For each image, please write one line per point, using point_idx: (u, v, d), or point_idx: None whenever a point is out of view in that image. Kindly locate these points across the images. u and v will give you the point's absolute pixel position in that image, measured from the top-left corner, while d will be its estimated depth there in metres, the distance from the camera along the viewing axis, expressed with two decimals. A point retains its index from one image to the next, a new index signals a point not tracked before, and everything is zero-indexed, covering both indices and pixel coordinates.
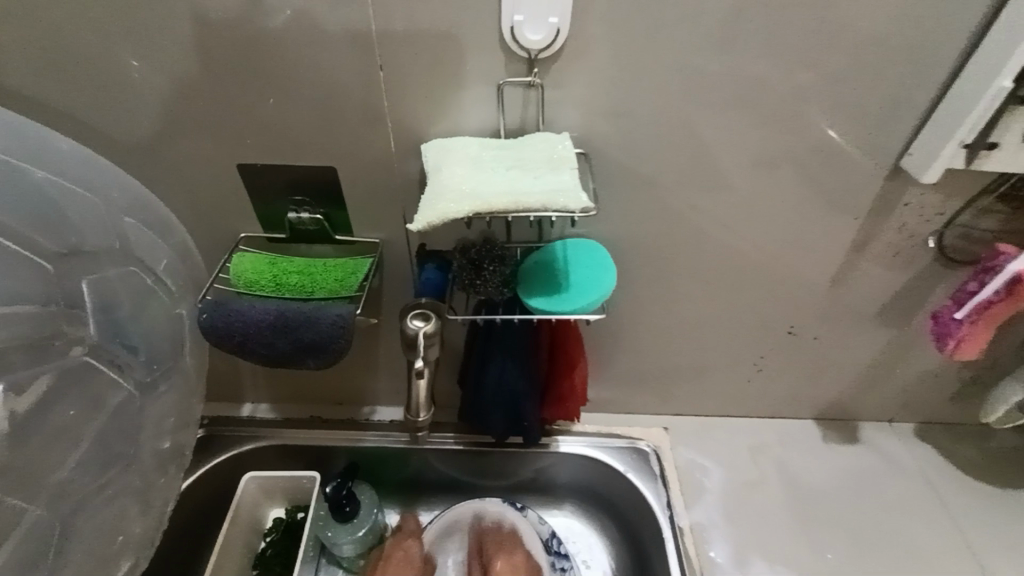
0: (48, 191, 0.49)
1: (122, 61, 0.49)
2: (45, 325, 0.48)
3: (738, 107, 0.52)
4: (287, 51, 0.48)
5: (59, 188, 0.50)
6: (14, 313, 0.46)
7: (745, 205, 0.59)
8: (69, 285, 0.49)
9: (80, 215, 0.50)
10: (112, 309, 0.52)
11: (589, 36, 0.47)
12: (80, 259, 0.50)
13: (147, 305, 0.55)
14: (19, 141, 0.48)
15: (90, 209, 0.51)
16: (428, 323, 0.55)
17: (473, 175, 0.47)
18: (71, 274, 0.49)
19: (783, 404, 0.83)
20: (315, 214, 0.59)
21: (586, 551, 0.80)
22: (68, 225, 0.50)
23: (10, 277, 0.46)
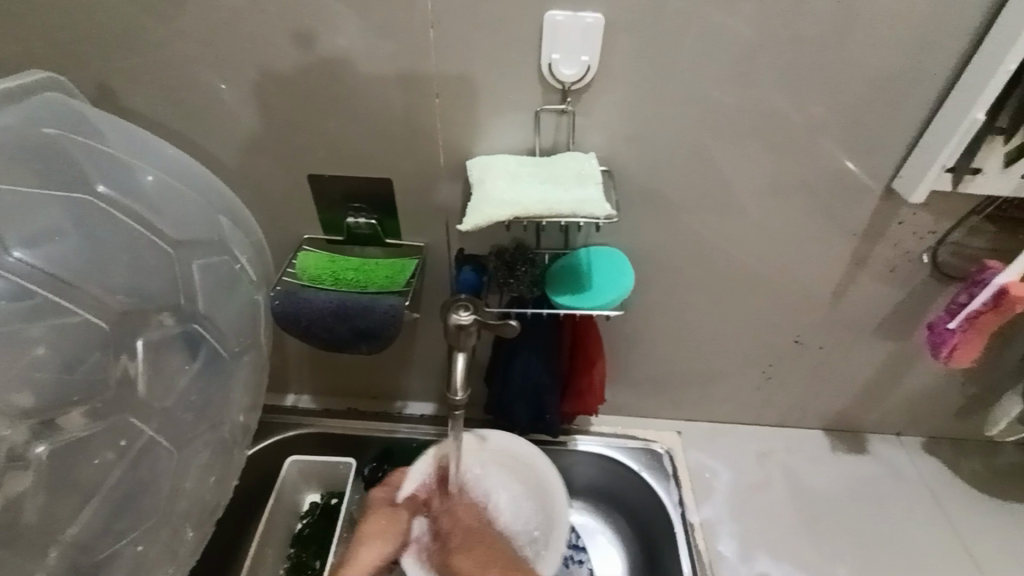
0: (161, 185, 0.53)
1: (220, 87, 0.59)
2: (152, 299, 0.50)
3: (744, 133, 0.59)
4: (358, 79, 0.57)
5: (169, 184, 0.54)
6: (134, 288, 0.49)
7: (753, 221, 0.66)
8: (175, 265, 0.52)
9: (187, 205, 0.54)
10: (207, 289, 0.54)
11: (613, 71, 0.55)
12: (185, 242, 0.53)
13: (232, 293, 0.57)
14: (134, 147, 0.53)
15: (194, 201, 0.55)
16: (468, 314, 0.59)
17: (513, 186, 0.54)
18: (179, 255, 0.52)
19: (791, 413, 0.87)
20: (370, 220, 0.67)
21: (606, 553, 0.83)
22: (173, 215, 0.53)
23: (126, 251, 0.49)
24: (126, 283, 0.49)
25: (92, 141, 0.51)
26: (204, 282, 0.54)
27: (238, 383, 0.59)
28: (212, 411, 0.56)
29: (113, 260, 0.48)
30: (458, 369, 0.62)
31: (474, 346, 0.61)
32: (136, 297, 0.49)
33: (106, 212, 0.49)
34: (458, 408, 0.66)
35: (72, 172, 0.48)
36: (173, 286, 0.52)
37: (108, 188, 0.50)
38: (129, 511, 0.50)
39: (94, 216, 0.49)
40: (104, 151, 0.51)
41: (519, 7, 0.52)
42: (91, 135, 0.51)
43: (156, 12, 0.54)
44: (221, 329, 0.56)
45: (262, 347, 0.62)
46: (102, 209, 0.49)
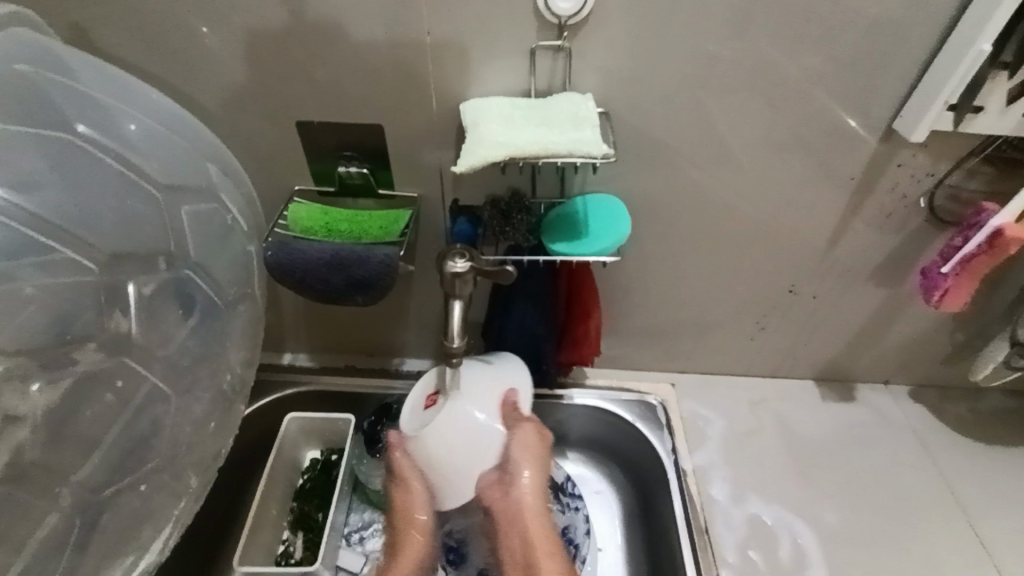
0: (144, 129, 0.51)
1: (196, 28, 0.56)
2: (142, 245, 0.49)
3: (744, 72, 0.57)
4: (341, 18, 0.54)
5: (152, 129, 0.52)
6: (124, 231, 0.48)
7: (751, 166, 0.65)
8: (163, 211, 0.51)
9: (172, 150, 0.52)
10: (198, 237, 0.53)
11: (611, 5, 0.53)
12: (172, 187, 0.52)
13: (223, 243, 0.56)
14: (114, 90, 0.51)
15: (180, 146, 0.53)
16: (463, 262, 0.58)
17: (508, 128, 0.53)
18: (167, 200, 0.51)
19: (784, 363, 0.89)
20: (362, 169, 0.65)
21: (602, 502, 0.86)
22: (160, 158, 0.51)
23: (112, 194, 0.48)
24: (115, 225, 0.48)
25: (65, 79, 0.49)
26: (194, 230, 0.53)
27: (233, 339, 0.58)
28: (207, 366, 0.55)
29: (98, 202, 0.47)
30: (455, 317, 0.62)
31: (471, 294, 0.61)
32: (126, 240, 0.48)
33: (87, 152, 0.47)
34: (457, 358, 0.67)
35: (49, 113, 0.46)
36: (163, 231, 0.50)
37: (88, 128, 0.48)
38: (128, 465, 0.51)
39: (76, 155, 0.47)
40: (80, 90, 0.49)
41: None
42: (63, 73, 0.49)
43: None
44: (214, 279, 0.55)
45: (255, 301, 0.62)
46: (83, 149, 0.47)
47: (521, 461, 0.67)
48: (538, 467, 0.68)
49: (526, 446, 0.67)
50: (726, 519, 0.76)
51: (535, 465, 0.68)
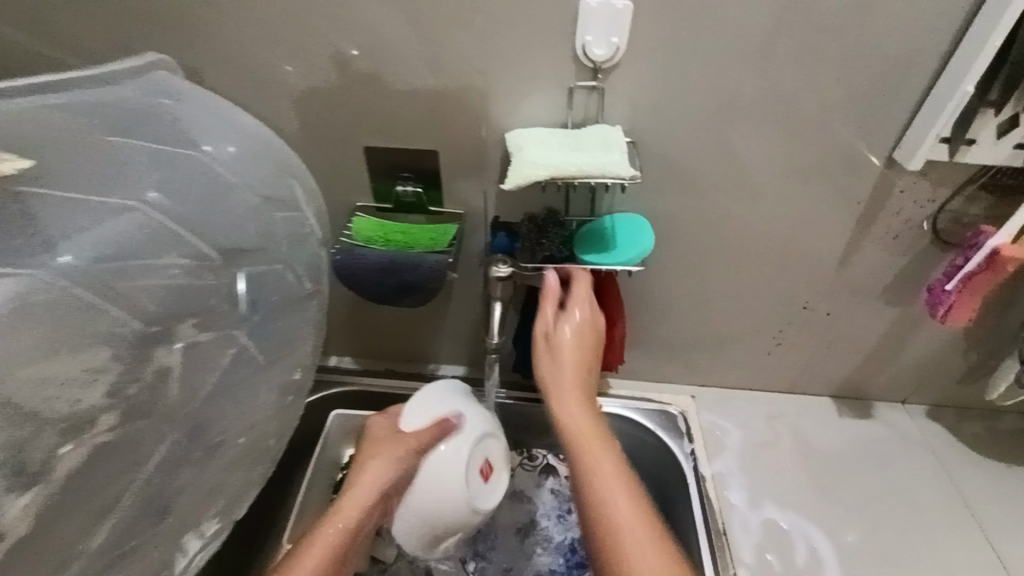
0: (251, 148, 0.60)
1: (285, 68, 0.66)
2: (248, 242, 0.57)
3: (756, 107, 0.65)
4: (407, 60, 0.64)
5: (258, 150, 0.61)
6: (235, 230, 0.56)
7: (765, 190, 0.71)
8: (265, 217, 0.59)
9: (271, 167, 0.61)
10: (287, 242, 0.61)
11: (638, 50, 0.61)
12: (272, 198, 0.60)
13: (302, 248, 0.63)
14: (226, 117, 0.60)
15: (276, 165, 0.62)
16: (505, 267, 0.67)
17: (548, 151, 0.61)
18: (268, 209, 0.59)
19: (800, 379, 0.93)
20: (417, 188, 0.74)
21: None
22: (263, 174, 0.60)
23: (228, 200, 0.56)
24: (228, 226, 0.56)
25: (193, 110, 0.58)
26: (286, 234, 0.61)
27: (300, 332, 0.65)
28: (282, 353, 0.62)
29: (216, 207, 0.55)
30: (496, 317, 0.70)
31: (509, 297, 0.70)
32: (236, 238, 0.56)
33: (210, 166, 0.56)
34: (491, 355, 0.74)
35: (181, 136, 0.56)
36: (264, 234, 0.59)
37: (212, 147, 0.57)
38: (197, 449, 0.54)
39: (201, 168, 0.56)
40: (204, 117, 0.58)
41: None
42: (191, 106, 0.59)
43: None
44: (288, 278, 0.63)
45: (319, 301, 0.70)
46: (207, 163, 0.56)
47: (566, 403, 0.66)
48: (585, 407, 0.66)
49: (567, 391, 0.67)
50: (743, 523, 0.79)
51: (580, 406, 0.66)
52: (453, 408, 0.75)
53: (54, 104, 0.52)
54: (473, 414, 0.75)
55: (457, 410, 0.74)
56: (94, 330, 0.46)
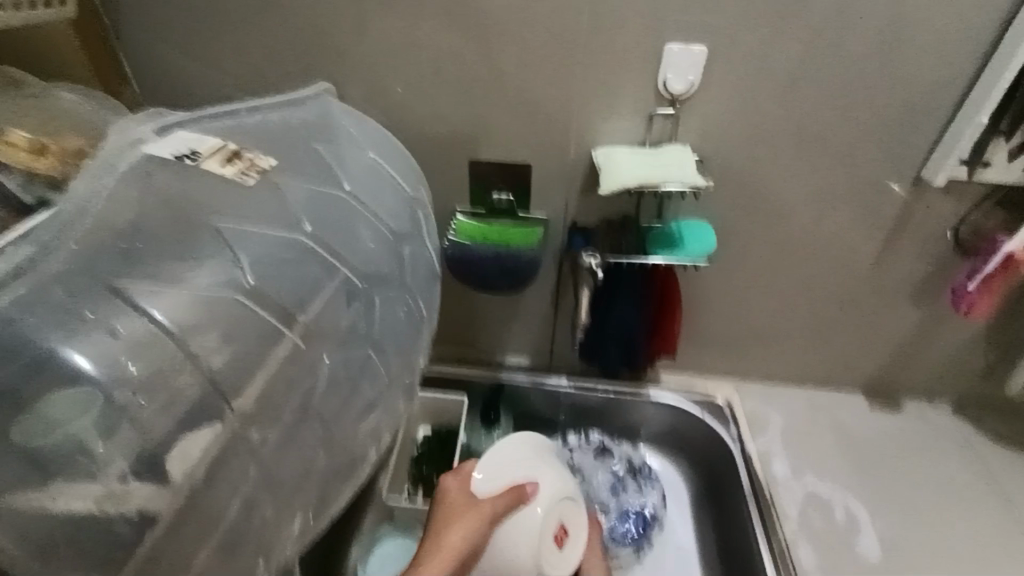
0: (401, 160, 0.69)
1: (412, 93, 0.80)
2: (408, 230, 0.63)
3: (805, 130, 0.77)
4: (513, 88, 0.78)
5: (404, 162, 0.69)
6: (397, 219, 0.62)
7: (810, 202, 0.83)
8: (416, 212, 0.66)
9: (413, 176, 0.70)
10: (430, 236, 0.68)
11: (708, 83, 0.74)
12: (418, 199, 0.68)
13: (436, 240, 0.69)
14: (378, 134, 0.69)
15: (415, 176, 0.70)
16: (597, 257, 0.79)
17: (633, 165, 0.75)
18: (416, 206, 0.66)
19: (836, 375, 1.03)
20: (508, 196, 0.86)
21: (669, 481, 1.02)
22: (411, 180, 0.68)
23: (391, 195, 0.63)
24: (393, 215, 0.61)
25: (354, 126, 0.67)
26: (429, 229, 0.67)
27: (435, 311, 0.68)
28: None
29: (383, 200, 0.61)
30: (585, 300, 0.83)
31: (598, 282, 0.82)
32: (399, 226, 0.62)
33: (376, 168, 0.64)
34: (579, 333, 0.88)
35: (354, 145, 0.64)
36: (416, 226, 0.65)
37: (375, 154, 0.65)
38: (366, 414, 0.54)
39: (370, 168, 0.63)
40: (364, 133, 0.67)
41: (643, 38, 0.72)
42: (352, 123, 0.67)
43: (376, 37, 0.76)
44: None
45: None
46: (374, 165, 0.64)
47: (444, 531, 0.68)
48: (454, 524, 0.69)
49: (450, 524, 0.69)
50: (789, 489, 0.90)
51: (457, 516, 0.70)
52: (548, 475, 0.77)
53: (255, 118, 0.60)
54: (557, 506, 0.76)
55: (550, 491, 0.76)
56: (293, 273, 0.50)
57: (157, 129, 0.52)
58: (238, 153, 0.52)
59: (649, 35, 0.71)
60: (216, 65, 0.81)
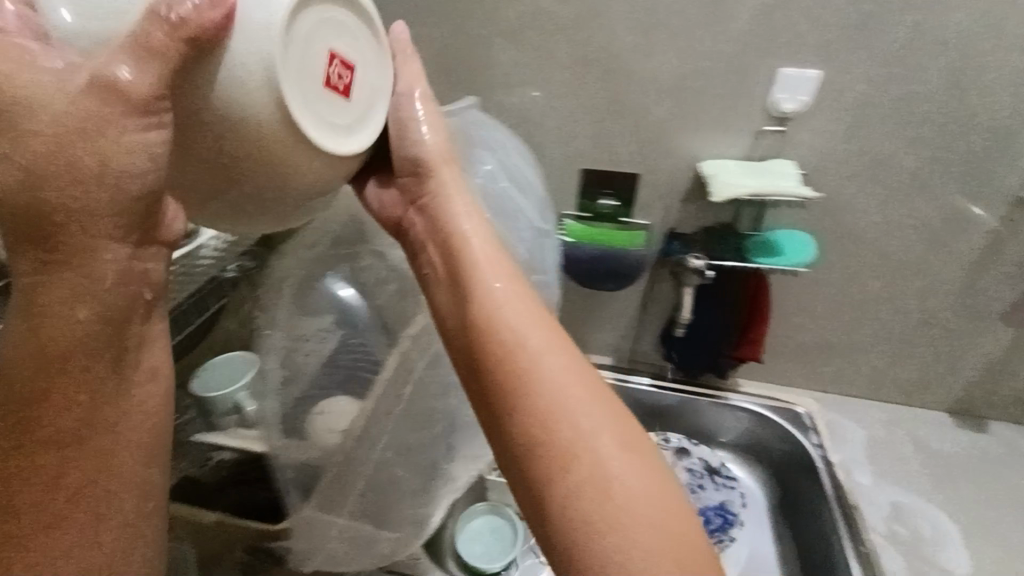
0: (534, 185, 0.76)
1: (534, 108, 0.88)
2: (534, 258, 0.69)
3: (908, 151, 0.82)
4: (631, 105, 0.86)
5: (534, 188, 0.75)
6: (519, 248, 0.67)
7: (907, 219, 0.88)
8: (540, 243, 0.71)
9: (538, 201, 0.75)
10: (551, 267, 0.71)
11: (817, 106, 0.81)
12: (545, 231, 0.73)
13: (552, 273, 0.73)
14: (514, 160, 0.76)
15: (541, 201, 0.75)
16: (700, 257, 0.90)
17: (742, 177, 0.81)
18: (544, 237, 0.72)
19: (919, 392, 1.05)
20: (614, 202, 0.95)
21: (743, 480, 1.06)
22: (538, 207, 0.74)
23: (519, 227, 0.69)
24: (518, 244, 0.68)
25: (496, 155, 0.74)
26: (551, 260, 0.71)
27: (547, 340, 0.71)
28: None
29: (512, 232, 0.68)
30: (688, 295, 0.93)
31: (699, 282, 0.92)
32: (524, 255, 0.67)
33: (511, 198, 0.71)
34: (681, 329, 0.96)
35: (496, 173, 0.72)
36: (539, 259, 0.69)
37: (509, 183, 0.72)
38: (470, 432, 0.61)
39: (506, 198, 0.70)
40: (508, 163, 0.75)
41: (760, 63, 0.79)
42: (494, 151, 0.74)
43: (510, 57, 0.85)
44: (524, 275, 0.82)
45: None
46: (510, 197, 0.71)
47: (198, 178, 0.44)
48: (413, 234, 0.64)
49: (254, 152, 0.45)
50: (872, 500, 0.92)
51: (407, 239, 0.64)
52: None
53: None
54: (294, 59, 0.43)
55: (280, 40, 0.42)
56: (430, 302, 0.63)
57: None
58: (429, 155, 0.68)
59: (764, 61, 0.79)
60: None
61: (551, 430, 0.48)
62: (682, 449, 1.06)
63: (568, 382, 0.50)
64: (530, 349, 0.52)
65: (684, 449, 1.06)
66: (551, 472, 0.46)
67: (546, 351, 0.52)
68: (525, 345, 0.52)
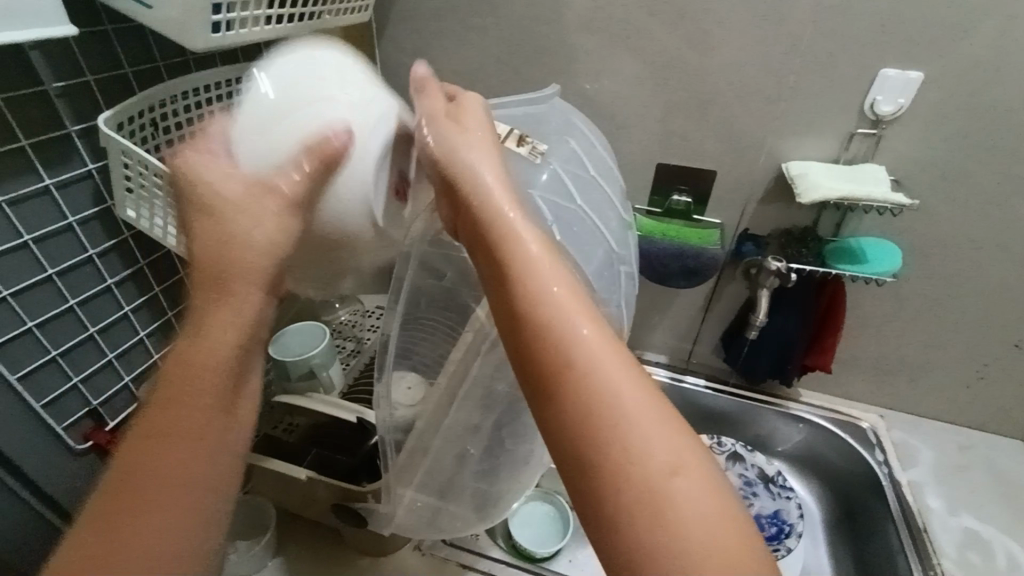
0: (614, 172, 0.73)
1: (617, 99, 0.88)
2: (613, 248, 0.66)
3: (1013, 162, 0.78)
4: (718, 101, 0.84)
5: (613, 176, 0.72)
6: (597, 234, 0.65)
7: (1003, 234, 0.84)
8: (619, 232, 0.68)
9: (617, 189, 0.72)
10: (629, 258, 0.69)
11: (917, 109, 0.78)
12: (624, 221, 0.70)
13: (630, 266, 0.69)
14: (594, 145, 0.73)
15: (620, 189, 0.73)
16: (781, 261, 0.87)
17: (831, 180, 0.79)
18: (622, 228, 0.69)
19: (994, 417, 1.01)
20: (688, 199, 0.93)
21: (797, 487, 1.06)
22: (618, 196, 0.71)
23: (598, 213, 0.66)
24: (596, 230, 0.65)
25: (577, 139, 0.72)
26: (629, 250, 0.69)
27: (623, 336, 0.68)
28: None
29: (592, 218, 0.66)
30: (762, 299, 0.91)
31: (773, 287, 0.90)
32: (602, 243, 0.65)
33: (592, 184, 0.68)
34: (754, 332, 0.94)
35: (578, 157, 0.69)
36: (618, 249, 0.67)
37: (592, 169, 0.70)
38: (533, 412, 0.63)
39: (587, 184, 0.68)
40: (590, 148, 0.72)
41: (861, 63, 0.76)
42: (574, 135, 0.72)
43: (597, 46, 0.84)
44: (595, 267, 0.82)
45: None
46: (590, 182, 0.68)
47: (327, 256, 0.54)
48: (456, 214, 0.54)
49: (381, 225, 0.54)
50: (945, 527, 0.89)
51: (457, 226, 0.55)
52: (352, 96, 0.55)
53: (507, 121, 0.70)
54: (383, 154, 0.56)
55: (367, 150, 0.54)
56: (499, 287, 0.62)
57: None
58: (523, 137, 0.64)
59: (865, 62, 0.76)
60: (442, 66, 0.93)
61: (608, 426, 0.38)
62: (738, 453, 1.06)
63: (634, 401, 0.38)
64: (583, 350, 0.40)
65: (740, 455, 1.06)
66: (607, 508, 0.36)
67: (601, 358, 0.40)
68: (564, 327, 0.42)
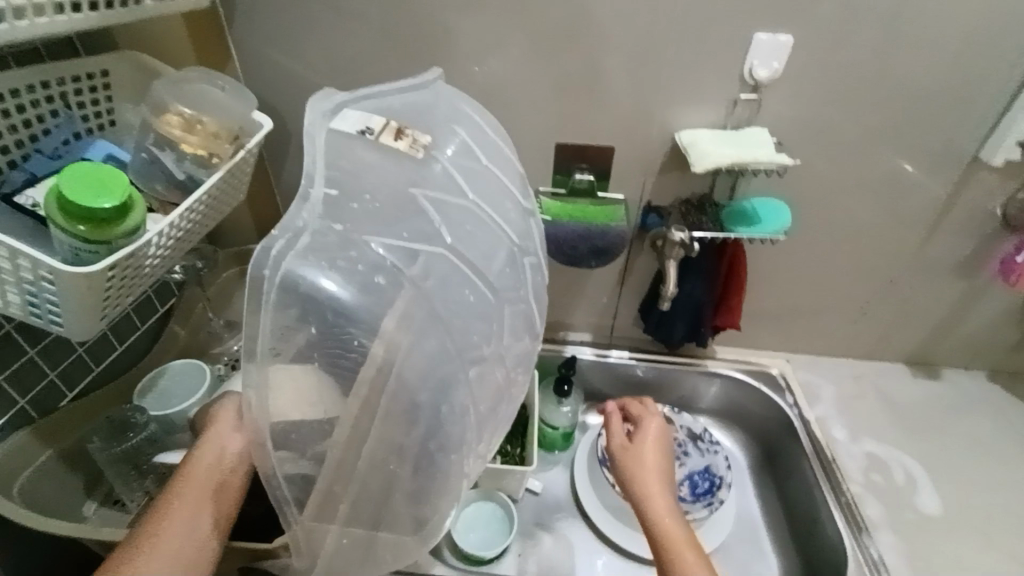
0: (509, 158, 0.69)
1: (506, 79, 0.83)
2: (515, 243, 0.63)
3: (874, 116, 0.84)
4: (606, 75, 0.82)
5: (509, 163, 0.68)
6: (492, 229, 0.61)
7: (872, 182, 0.90)
8: (519, 224, 0.65)
9: (514, 176, 0.68)
10: (532, 252, 0.66)
11: (789, 70, 0.80)
12: (525, 211, 0.67)
13: (535, 260, 0.66)
14: (486, 129, 0.69)
15: (515, 175, 0.68)
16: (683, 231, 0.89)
17: (720, 147, 0.81)
18: (523, 219, 0.66)
19: (880, 347, 1.11)
20: (590, 176, 0.92)
21: (720, 435, 1.12)
22: (515, 183, 0.67)
23: (496, 206, 0.63)
24: (493, 226, 0.61)
25: (466, 124, 0.66)
26: (531, 244, 0.66)
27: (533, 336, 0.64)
28: None
29: (486, 214, 0.61)
30: (671, 270, 0.92)
31: (678, 257, 0.92)
32: (498, 240, 0.61)
33: (487, 174, 0.64)
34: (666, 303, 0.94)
35: (469, 145, 0.64)
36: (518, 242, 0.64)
37: (484, 158, 0.65)
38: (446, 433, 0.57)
39: (482, 174, 0.63)
40: (483, 133, 0.68)
41: (736, 29, 0.77)
42: (464, 119, 0.67)
43: (478, 25, 0.79)
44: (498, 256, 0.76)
45: None
46: (485, 172, 0.64)
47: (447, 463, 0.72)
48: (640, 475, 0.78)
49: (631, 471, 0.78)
50: (849, 453, 1.00)
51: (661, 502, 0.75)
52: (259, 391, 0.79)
53: (381, 108, 0.64)
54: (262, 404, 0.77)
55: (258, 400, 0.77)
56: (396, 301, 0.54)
57: (330, 109, 0.60)
58: (402, 129, 0.60)
59: (739, 27, 0.77)
60: (307, 54, 0.83)
61: None
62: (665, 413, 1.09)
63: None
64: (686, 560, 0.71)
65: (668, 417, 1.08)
66: None
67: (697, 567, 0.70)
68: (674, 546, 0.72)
